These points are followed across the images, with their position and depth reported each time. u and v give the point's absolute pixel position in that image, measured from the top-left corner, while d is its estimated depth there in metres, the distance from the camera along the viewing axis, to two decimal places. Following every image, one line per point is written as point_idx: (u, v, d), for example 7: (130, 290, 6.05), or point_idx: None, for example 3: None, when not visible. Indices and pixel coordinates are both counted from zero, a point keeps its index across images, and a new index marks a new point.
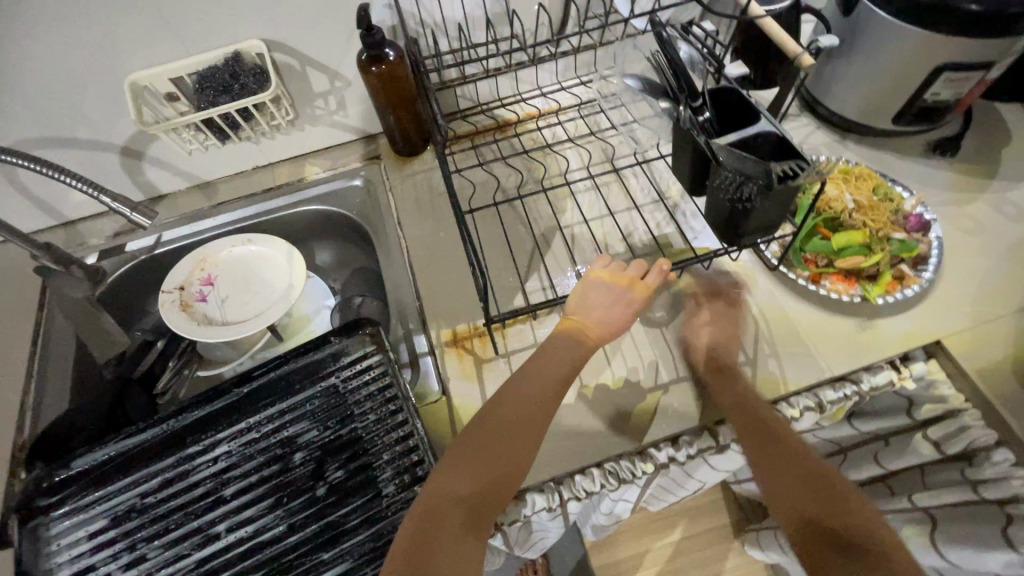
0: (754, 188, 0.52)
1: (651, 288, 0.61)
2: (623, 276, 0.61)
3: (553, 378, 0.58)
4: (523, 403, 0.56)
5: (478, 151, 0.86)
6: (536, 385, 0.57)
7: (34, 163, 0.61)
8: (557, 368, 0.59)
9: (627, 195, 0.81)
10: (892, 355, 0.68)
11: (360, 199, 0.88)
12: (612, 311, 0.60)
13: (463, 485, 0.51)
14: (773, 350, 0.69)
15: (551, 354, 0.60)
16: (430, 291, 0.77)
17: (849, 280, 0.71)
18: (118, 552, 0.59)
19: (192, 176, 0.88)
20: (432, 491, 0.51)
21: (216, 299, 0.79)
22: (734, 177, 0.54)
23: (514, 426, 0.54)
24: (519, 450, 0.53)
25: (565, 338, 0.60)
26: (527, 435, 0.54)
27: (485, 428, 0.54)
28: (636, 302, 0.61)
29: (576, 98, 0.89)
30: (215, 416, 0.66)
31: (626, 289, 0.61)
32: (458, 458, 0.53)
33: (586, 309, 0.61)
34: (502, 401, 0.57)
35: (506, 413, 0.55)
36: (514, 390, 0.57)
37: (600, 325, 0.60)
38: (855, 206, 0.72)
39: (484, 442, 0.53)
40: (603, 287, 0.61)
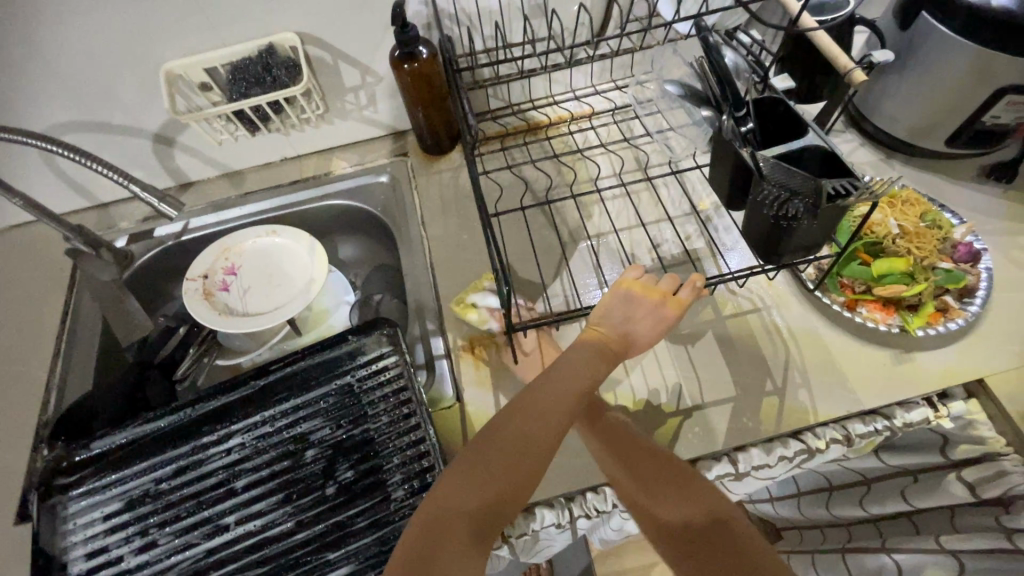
0: (802, 205, 0.49)
1: (684, 304, 0.58)
2: (654, 290, 0.59)
3: (571, 391, 0.55)
4: (539, 414, 0.53)
5: (507, 152, 0.85)
6: (553, 396, 0.55)
7: (69, 151, 0.64)
8: (576, 379, 0.56)
9: (658, 205, 0.78)
10: (930, 391, 0.64)
11: (385, 196, 0.88)
12: (639, 325, 0.58)
13: (471, 499, 0.48)
14: (804, 379, 0.66)
15: (571, 365, 0.57)
16: (450, 294, 0.76)
17: (888, 308, 0.68)
18: (130, 536, 0.60)
19: (223, 164, 0.88)
20: (439, 503, 0.48)
21: (238, 289, 0.79)
22: (778, 194, 0.50)
23: (526, 437, 0.52)
24: (532, 463, 0.51)
25: (587, 350, 0.58)
26: (540, 448, 0.52)
27: (496, 438, 0.52)
28: (668, 318, 0.58)
29: (610, 102, 0.87)
30: (231, 407, 0.67)
31: (658, 304, 0.58)
32: (467, 468, 0.50)
33: (610, 321, 0.59)
34: (516, 411, 0.54)
35: (520, 423, 0.53)
36: (530, 400, 0.55)
37: (626, 338, 0.59)
38: (899, 232, 0.68)
39: (495, 453, 0.51)
40: (632, 299, 0.59)
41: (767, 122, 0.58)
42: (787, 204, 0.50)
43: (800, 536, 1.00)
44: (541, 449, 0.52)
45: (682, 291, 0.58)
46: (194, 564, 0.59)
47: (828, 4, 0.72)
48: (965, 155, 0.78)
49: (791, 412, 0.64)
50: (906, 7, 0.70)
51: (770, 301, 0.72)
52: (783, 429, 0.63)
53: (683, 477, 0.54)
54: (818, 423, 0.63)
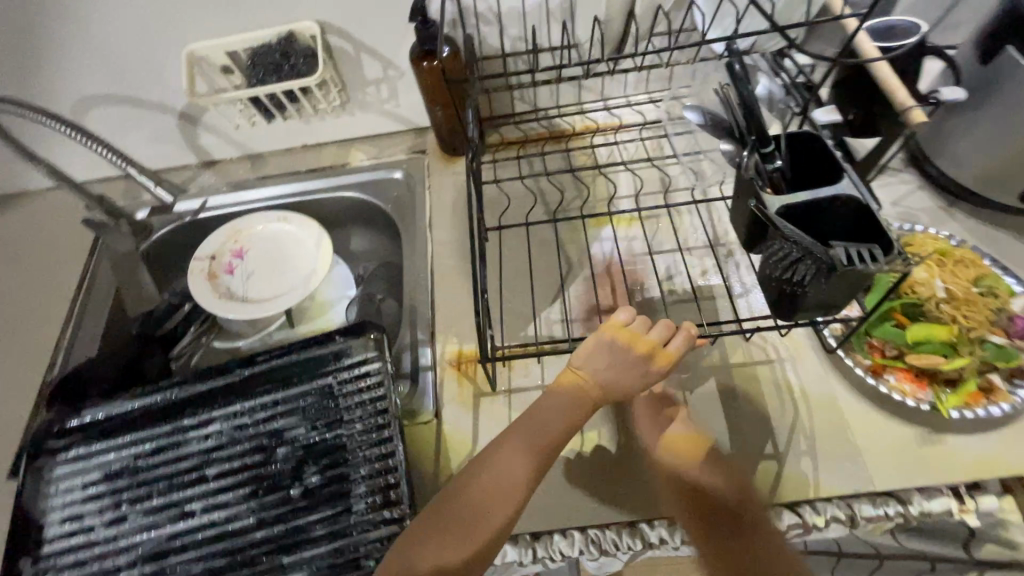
0: (809, 270, 0.45)
1: (676, 357, 0.53)
2: (644, 340, 0.54)
3: (541, 442, 0.53)
4: (504, 469, 0.52)
5: (524, 160, 0.81)
6: (523, 452, 0.53)
7: (69, 129, 0.69)
8: (548, 429, 0.54)
9: (675, 234, 0.73)
10: (956, 481, 0.57)
11: (397, 193, 0.86)
12: (622, 376, 0.54)
13: (429, 563, 0.47)
14: (810, 446, 0.60)
15: (544, 412, 0.55)
16: (446, 303, 0.74)
17: (921, 380, 0.60)
18: (104, 507, 0.62)
19: (244, 146, 0.89)
20: (400, 560, 0.48)
21: (242, 273, 0.80)
22: (787, 251, 0.46)
23: (493, 494, 0.51)
24: (495, 519, 0.50)
25: (566, 396, 0.55)
26: (504, 504, 0.51)
27: (463, 493, 0.52)
28: (655, 371, 0.54)
29: (641, 116, 0.82)
30: (214, 393, 0.67)
31: (647, 358, 0.54)
32: (431, 524, 0.50)
33: (593, 367, 0.55)
34: (482, 463, 0.53)
35: (483, 481, 0.52)
36: (495, 452, 0.53)
37: (608, 389, 0.55)
38: (945, 296, 0.60)
39: (459, 507, 0.51)
40: (615, 349, 0.54)
41: (801, 162, 0.52)
42: (795, 266, 0.46)
43: None
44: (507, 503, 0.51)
45: (675, 342, 0.53)
46: (157, 546, 0.60)
47: (896, 28, 0.63)
48: None
49: (790, 481, 0.58)
50: (988, 38, 0.61)
51: (785, 353, 0.66)
52: (776, 499, 0.58)
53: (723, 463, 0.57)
54: (819, 498, 0.58)
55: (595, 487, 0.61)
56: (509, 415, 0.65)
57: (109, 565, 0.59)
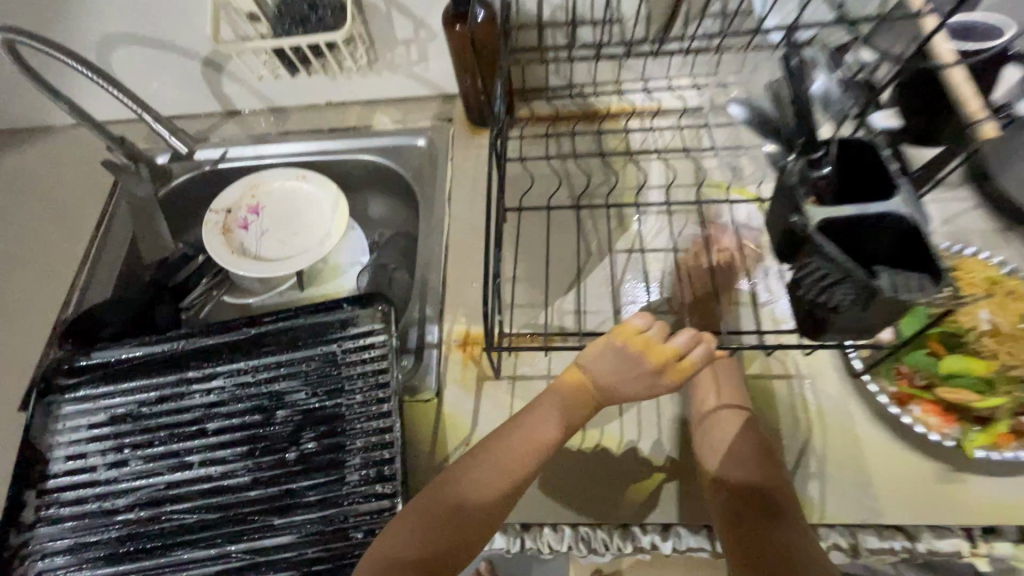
0: (848, 291, 0.42)
1: (691, 369, 0.50)
2: (659, 350, 0.50)
3: (532, 444, 0.53)
4: (496, 471, 0.52)
5: (553, 139, 0.77)
6: (515, 456, 0.52)
7: (99, 76, 0.69)
8: (545, 433, 0.53)
9: (703, 231, 0.69)
10: (969, 523, 0.54)
11: (419, 161, 0.83)
12: (628, 384, 0.52)
13: (414, 552, 0.49)
14: (820, 469, 0.58)
15: (541, 414, 0.54)
16: (458, 280, 0.72)
17: (949, 415, 0.56)
18: (107, 449, 0.63)
19: (268, 99, 0.87)
20: (384, 551, 0.49)
21: (256, 230, 0.79)
22: (825, 268, 0.42)
23: (483, 494, 0.51)
24: (480, 518, 0.51)
25: (565, 398, 0.54)
26: (489, 503, 0.51)
27: (454, 491, 0.52)
28: (665, 383, 0.51)
29: (682, 102, 0.77)
30: (219, 348, 0.67)
31: (660, 370, 0.51)
32: (419, 515, 0.50)
33: (597, 373, 0.53)
34: (474, 461, 0.53)
35: (474, 482, 0.52)
36: (489, 452, 0.53)
37: (608, 395, 0.54)
38: (988, 330, 0.55)
39: (450, 504, 0.51)
40: (625, 355, 0.51)
41: (848, 172, 0.48)
42: (833, 286, 0.43)
43: None
44: (495, 502, 0.51)
45: (693, 353, 0.50)
46: (154, 494, 0.61)
47: (977, 29, 0.57)
48: None
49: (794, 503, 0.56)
50: None
51: (807, 370, 0.62)
52: None
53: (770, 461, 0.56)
54: (821, 523, 0.56)
55: (593, 484, 0.60)
56: (511, 403, 0.63)
57: (108, 506, 0.61)
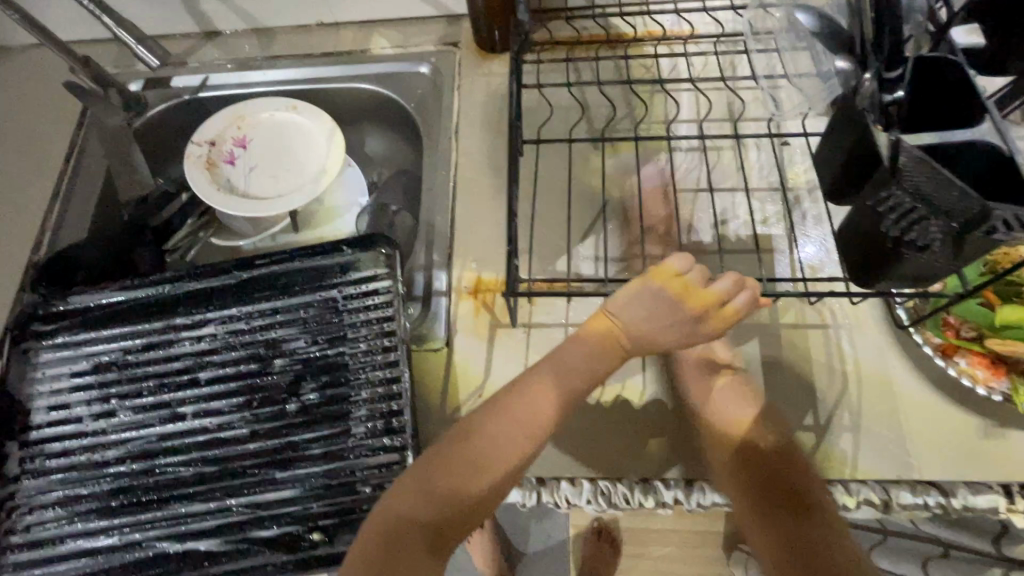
0: (935, 229, 0.36)
1: (735, 316, 0.47)
2: (701, 296, 0.47)
3: (553, 395, 0.49)
4: (513, 426, 0.48)
5: (572, 66, 0.69)
6: (535, 405, 0.49)
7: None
8: (569, 384, 0.49)
9: (739, 170, 0.63)
10: (1010, 480, 0.52)
11: (422, 90, 0.75)
12: (663, 333, 0.49)
13: (428, 507, 0.46)
14: (855, 424, 0.54)
15: (564, 363, 0.50)
16: (467, 222, 0.66)
17: (998, 367, 0.52)
18: (92, 399, 0.59)
19: (251, 18, 0.78)
20: (397, 508, 0.45)
21: (244, 165, 0.71)
22: (904, 202, 0.37)
23: (497, 450, 0.48)
24: (494, 475, 0.47)
25: (591, 349, 0.50)
26: (506, 459, 0.48)
27: (469, 443, 0.48)
28: (706, 330, 0.48)
29: (718, 25, 0.68)
30: (209, 294, 0.62)
31: (701, 317, 0.47)
32: (430, 473, 0.47)
33: (629, 320, 0.49)
34: (490, 413, 0.49)
35: (491, 434, 0.48)
36: (507, 401, 0.49)
37: (639, 345, 0.50)
38: None
39: (465, 457, 0.47)
40: (662, 300, 0.48)
41: (926, 94, 0.40)
42: (914, 225, 0.37)
43: None
44: (512, 458, 0.48)
45: (738, 299, 0.46)
46: (145, 446, 0.57)
47: None
48: None
49: (827, 458, 0.54)
50: None
51: (844, 320, 0.58)
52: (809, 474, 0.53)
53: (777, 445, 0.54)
54: (853, 478, 0.53)
55: (612, 438, 0.56)
56: (526, 353, 0.59)
57: (97, 459, 0.57)
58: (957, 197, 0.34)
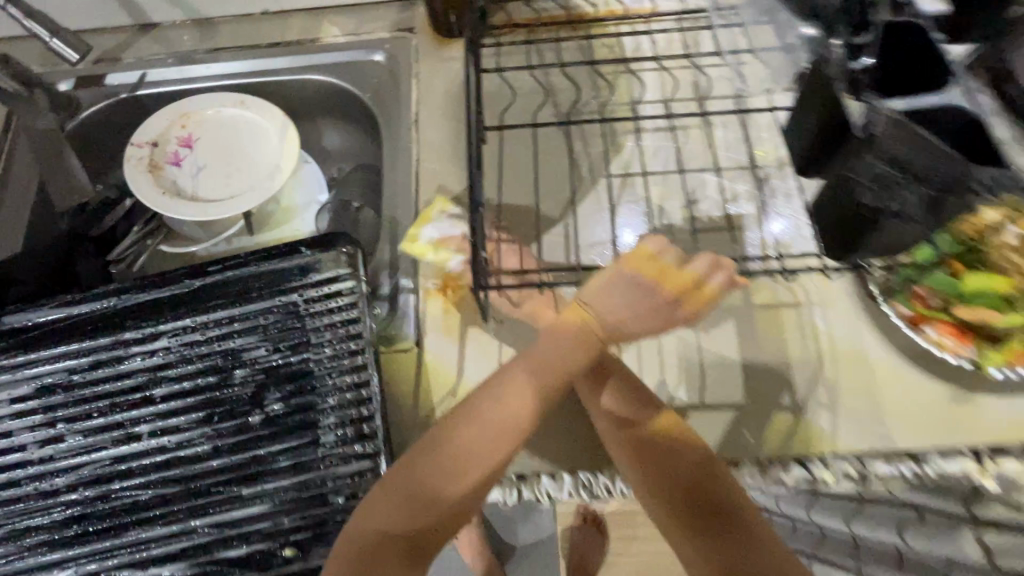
0: (914, 200, 0.36)
1: (713, 297, 0.46)
2: (676, 277, 0.46)
3: (529, 396, 0.47)
4: (488, 429, 0.46)
5: (533, 48, 0.67)
6: (510, 408, 0.46)
7: None
8: (544, 380, 0.47)
9: (708, 150, 0.62)
10: (982, 444, 0.53)
11: (378, 79, 0.71)
12: (645, 319, 0.46)
13: (405, 524, 0.43)
14: (832, 400, 0.54)
15: (540, 358, 0.48)
16: (431, 215, 0.64)
17: (965, 334, 0.53)
18: (37, 424, 0.55)
19: (190, 8, 0.73)
20: (371, 527, 0.43)
21: (191, 166, 0.67)
22: (882, 173, 0.36)
23: (472, 457, 0.45)
24: (470, 482, 0.45)
25: (569, 341, 0.48)
26: (482, 463, 0.46)
27: (441, 454, 0.45)
28: (684, 314, 0.46)
29: (679, 2, 0.67)
30: (160, 305, 0.58)
31: (676, 300, 0.46)
32: (399, 486, 0.44)
33: (605, 308, 0.47)
34: (462, 421, 0.46)
35: (462, 441, 0.45)
36: (480, 406, 0.46)
37: (614, 334, 0.48)
38: (1017, 243, 0.49)
39: (438, 468, 0.45)
40: (635, 286, 0.46)
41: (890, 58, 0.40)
42: (893, 196, 0.37)
43: None
44: (490, 462, 0.46)
45: (715, 278, 0.45)
46: (99, 470, 0.53)
47: None
48: None
49: (805, 435, 0.54)
50: None
51: (816, 297, 0.58)
52: (789, 452, 0.53)
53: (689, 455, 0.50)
54: (831, 453, 0.53)
55: (591, 428, 0.56)
56: (500, 349, 0.57)
57: (45, 487, 0.53)
58: (942, 159, 0.33)
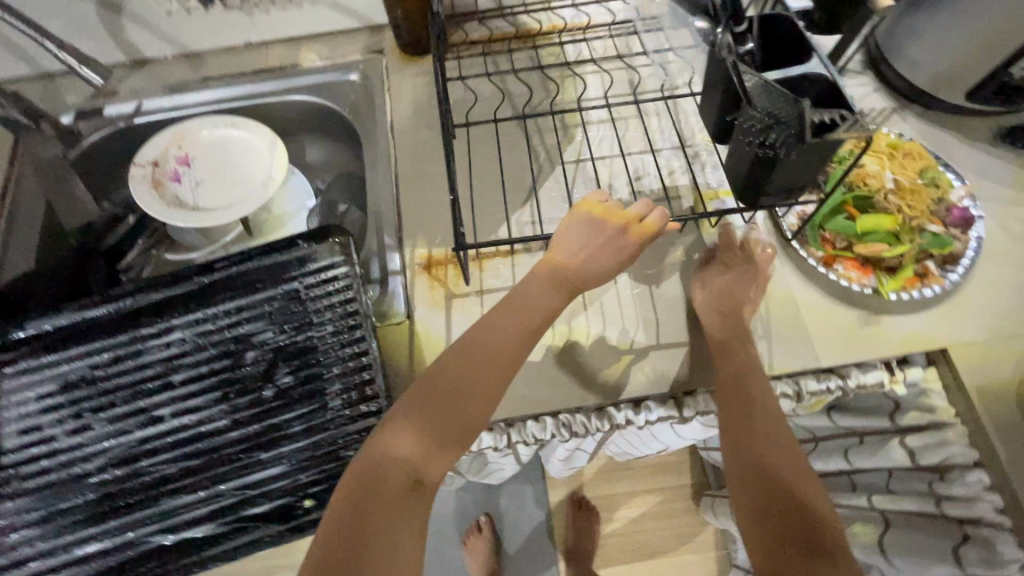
0: (782, 138, 0.45)
1: (652, 230, 0.55)
2: (620, 213, 0.55)
3: (520, 329, 0.53)
4: (478, 363, 0.51)
5: (489, 59, 0.77)
6: (503, 336, 0.53)
7: None
8: (522, 321, 0.54)
9: (645, 134, 0.72)
10: (890, 356, 0.63)
11: (354, 96, 0.80)
12: (598, 254, 0.55)
13: (411, 445, 0.46)
14: (766, 331, 0.64)
15: (525, 297, 0.55)
16: (412, 207, 0.72)
17: (866, 267, 0.65)
18: (63, 417, 0.60)
19: (179, 44, 0.81)
20: (381, 447, 0.46)
21: (190, 181, 0.74)
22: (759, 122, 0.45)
23: (467, 388, 0.49)
24: (472, 409, 0.49)
25: (540, 286, 0.55)
26: (482, 393, 0.50)
27: (446, 379, 0.50)
28: (630, 244, 0.55)
29: (610, 15, 0.79)
30: (173, 302, 0.65)
31: (624, 228, 0.55)
32: (410, 409, 0.48)
33: (570, 249, 0.56)
34: (463, 350, 0.52)
35: (464, 366, 0.50)
36: (478, 338, 0.52)
37: (583, 272, 0.55)
38: (893, 187, 0.64)
39: (444, 392, 0.49)
40: (591, 224, 0.55)
41: (768, 44, 0.51)
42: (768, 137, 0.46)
43: None
44: (484, 395, 0.50)
45: (653, 213, 0.55)
46: (126, 452, 0.59)
47: None
48: (984, 110, 0.71)
49: None
50: None
51: None
52: None
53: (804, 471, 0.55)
54: (769, 375, 0.63)
55: (566, 376, 0.63)
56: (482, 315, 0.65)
57: (76, 472, 0.58)
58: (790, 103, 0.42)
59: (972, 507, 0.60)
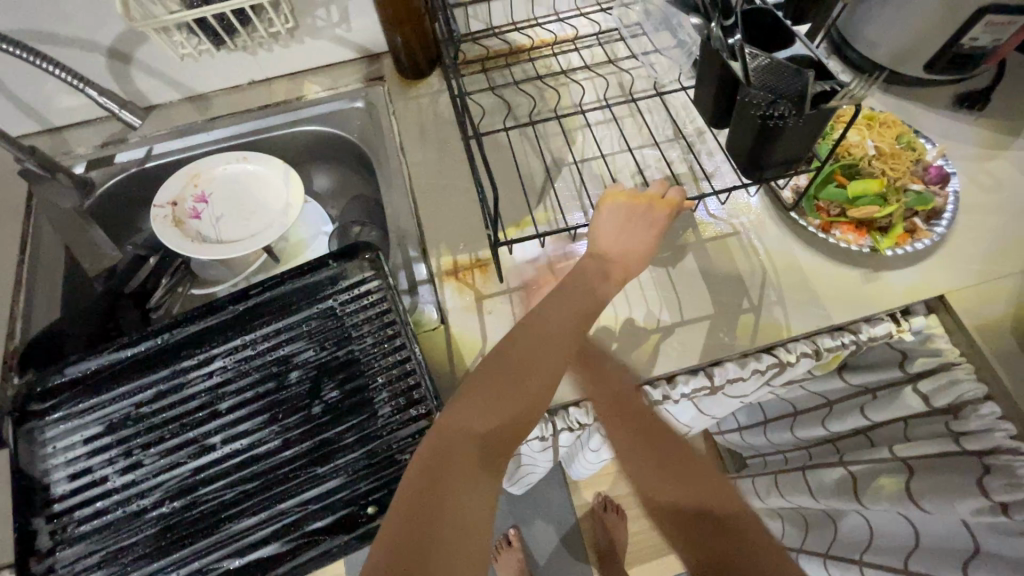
0: (786, 108, 0.49)
1: (673, 206, 0.60)
2: (643, 194, 0.60)
3: (575, 311, 0.55)
4: (534, 346, 0.52)
5: (488, 76, 0.82)
6: (562, 317, 0.54)
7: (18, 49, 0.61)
8: (573, 305, 0.55)
9: (642, 130, 0.78)
10: (895, 307, 0.68)
11: (361, 122, 0.84)
12: (630, 234, 0.60)
13: (478, 421, 0.47)
14: (780, 297, 0.69)
15: (575, 284, 0.57)
16: (432, 219, 0.75)
17: (861, 230, 0.71)
18: (114, 457, 0.60)
19: (185, 88, 0.84)
20: (448, 426, 0.46)
21: (210, 217, 0.76)
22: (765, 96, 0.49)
23: (528, 365, 0.50)
24: (538, 387, 0.49)
25: (586, 278, 0.58)
26: (545, 372, 0.50)
27: (506, 359, 0.51)
28: (657, 221, 0.60)
29: (594, 25, 0.85)
30: (210, 333, 0.66)
31: (650, 206, 0.60)
32: (475, 390, 0.49)
33: (606, 234, 0.60)
34: (521, 333, 0.53)
35: (525, 345, 0.52)
36: (539, 321, 0.54)
37: (628, 255, 0.59)
38: (875, 153, 0.71)
39: (506, 371, 0.50)
40: (626, 211, 0.60)
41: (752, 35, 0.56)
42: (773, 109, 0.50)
43: (784, 459, 1.06)
44: (548, 373, 0.50)
45: (672, 191, 0.60)
46: (182, 483, 0.59)
47: None
48: (941, 80, 0.78)
49: (767, 327, 0.67)
50: None
51: (750, 225, 0.73)
52: (759, 343, 0.66)
53: (707, 475, 0.56)
54: (789, 336, 0.67)
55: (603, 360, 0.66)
56: (514, 312, 0.68)
57: (133, 509, 0.58)
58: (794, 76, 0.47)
59: (987, 437, 0.61)
